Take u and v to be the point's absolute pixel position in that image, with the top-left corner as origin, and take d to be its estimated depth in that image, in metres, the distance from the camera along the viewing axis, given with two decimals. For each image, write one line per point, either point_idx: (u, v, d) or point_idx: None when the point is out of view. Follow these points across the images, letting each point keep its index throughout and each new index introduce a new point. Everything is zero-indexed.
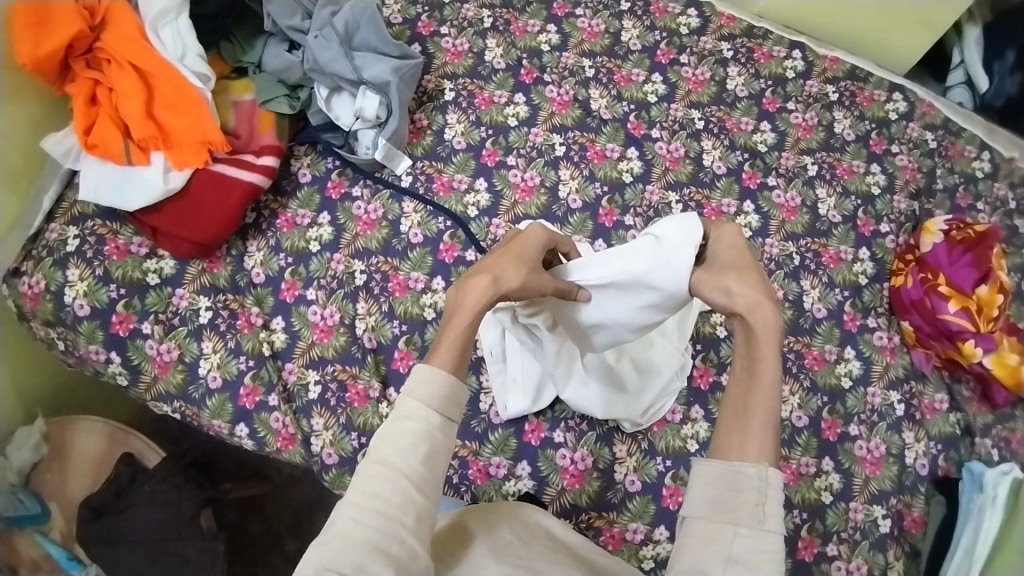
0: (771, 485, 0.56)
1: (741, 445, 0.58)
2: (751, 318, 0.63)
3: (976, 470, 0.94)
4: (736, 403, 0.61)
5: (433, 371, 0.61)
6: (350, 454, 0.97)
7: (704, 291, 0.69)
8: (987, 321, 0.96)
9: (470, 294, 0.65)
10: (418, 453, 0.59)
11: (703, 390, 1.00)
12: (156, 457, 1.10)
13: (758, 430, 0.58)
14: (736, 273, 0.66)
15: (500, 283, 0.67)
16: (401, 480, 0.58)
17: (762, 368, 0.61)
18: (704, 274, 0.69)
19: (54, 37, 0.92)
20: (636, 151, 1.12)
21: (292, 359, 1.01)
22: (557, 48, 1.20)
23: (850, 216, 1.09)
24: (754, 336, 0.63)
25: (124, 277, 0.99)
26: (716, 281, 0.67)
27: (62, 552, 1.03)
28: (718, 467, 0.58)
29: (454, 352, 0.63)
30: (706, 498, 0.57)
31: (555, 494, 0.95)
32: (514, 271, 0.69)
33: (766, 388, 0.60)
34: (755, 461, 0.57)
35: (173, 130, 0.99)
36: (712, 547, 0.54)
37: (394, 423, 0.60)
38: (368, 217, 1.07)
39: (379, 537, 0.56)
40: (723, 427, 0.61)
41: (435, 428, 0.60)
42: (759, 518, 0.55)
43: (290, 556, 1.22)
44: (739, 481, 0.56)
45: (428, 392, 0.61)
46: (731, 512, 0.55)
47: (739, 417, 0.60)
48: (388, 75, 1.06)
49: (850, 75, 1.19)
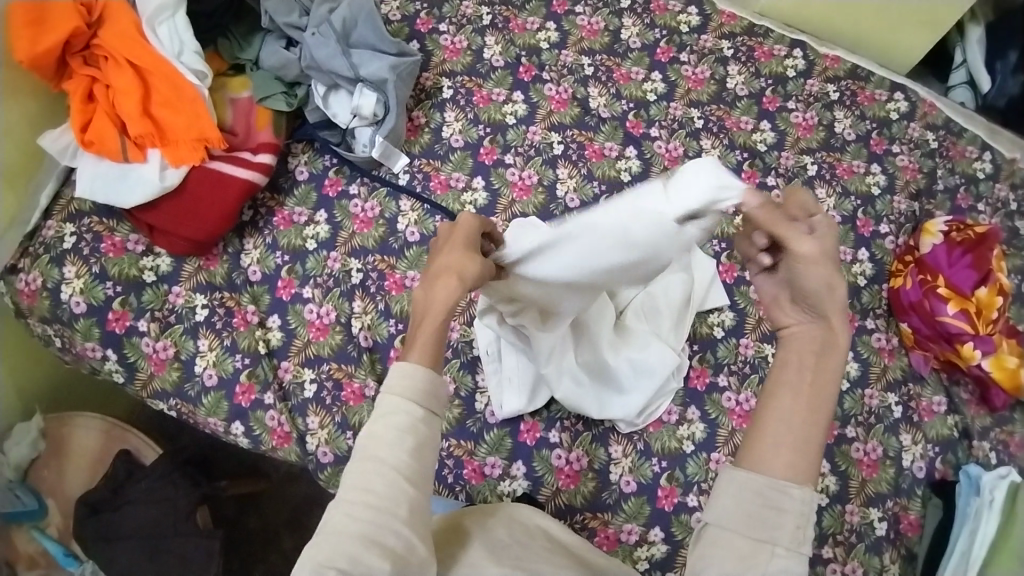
0: (810, 507, 0.55)
1: (794, 462, 0.56)
2: (837, 334, 0.60)
3: (974, 473, 0.93)
4: (795, 413, 0.58)
5: (410, 366, 0.60)
6: (345, 453, 0.97)
7: (811, 270, 0.59)
8: (986, 324, 0.96)
9: (439, 295, 0.64)
10: (404, 444, 0.58)
11: (699, 391, 1.00)
12: (153, 455, 1.10)
13: (810, 451, 0.57)
14: (842, 281, 0.61)
15: (466, 278, 0.65)
16: (390, 473, 0.57)
17: (831, 389, 0.59)
18: (824, 252, 0.60)
19: (51, 35, 0.92)
20: (635, 150, 1.11)
21: (288, 358, 1.00)
22: (556, 46, 1.19)
23: (849, 217, 1.08)
24: (832, 350, 0.60)
25: (120, 275, 0.99)
26: (833, 274, 0.60)
27: (58, 549, 1.04)
28: (762, 480, 0.55)
29: (432, 349, 0.62)
30: (740, 511, 0.55)
31: (550, 494, 0.96)
32: (475, 260, 0.66)
33: (828, 408, 0.58)
34: (800, 482, 0.55)
35: (170, 127, 0.98)
36: (745, 564, 0.53)
37: (377, 419, 0.59)
38: (364, 216, 1.07)
39: (373, 531, 0.56)
40: (775, 423, 0.58)
41: (419, 420, 0.59)
42: (798, 541, 0.53)
43: (287, 553, 1.22)
44: (781, 501, 0.54)
45: (404, 385, 0.60)
46: (769, 531, 0.54)
47: (795, 430, 0.57)
48: (386, 73, 1.06)
49: (852, 74, 1.18)
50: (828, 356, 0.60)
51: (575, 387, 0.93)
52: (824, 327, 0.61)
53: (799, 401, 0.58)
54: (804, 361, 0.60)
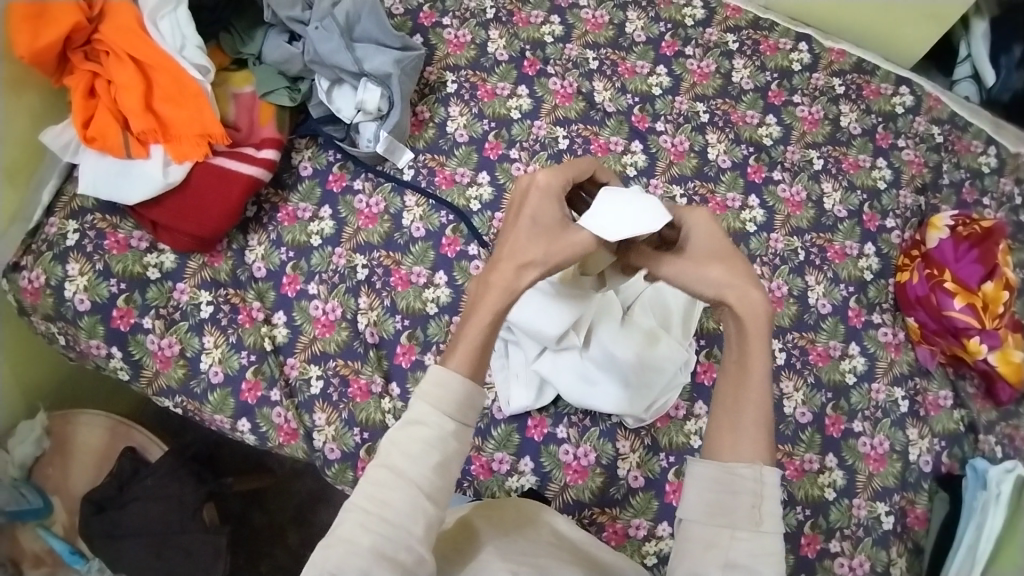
0: (765, 484, 0.58)
1: (735, 445, 0.60)
2: (741, 310, 0.62)
3: (980, 467, 0.94)
4: (725, 400, 0.62)
5: (451, 376, 0.61)
6: (353, 449, 0.96)
7: (681, 283, 0.65)
8: (993, 318, 0.96)
9: (491, 293, 0.63)
10: (429, 460, 0.59)
11: (706, 385, 1.00)
12: (159, 453, 1.09)
13: (749, 429, 0.60)
14: (721, 263, 0.64)
15: (516, 285, 0.63)
16: (411, 489, 0.58)
17: (754, 363, 0.62)
18: (680, 259, 0.66)
19: (52, 30, 0.91)
20: (640, 145, 1.11)
21: (294, 354, 1.00)
22: (561, 40, 1.18)
23: (855, 211, 1.08)
24: (743, 326, 0.62)
25: (124, 272, 0.98)
26: (697, 270, 0.65)
27: (64, 546, 1.04)
28: (711, 468, 0.59)
29: (471, 357, 0.62)
30: (703, 501, 0.59)
31: (558, 489, 0.95)
32: (538, 259, 0.64)
33: (756, 381, 0.62)
34: (749, 462, 0.59)
35: (173, 122, 0.97)
36: (710, 551, 0.56)
37: (406, 429, 0.60)
38: (370, 211, 1.06)
39: (388, 546, 0.57)
40: (714, 421, 0.62)
41: (449, 435, 0.60)
42: (756, 520, 0.57)
43: (292, 549, 1.22)
44: (734, 483, 0.58)
45: (441, 397, 0.60)
46: (729, 515, 0.57)
47: (730, 415, 0.61)
48: (389, 67, 1.05)
49: (858, 68, 1.18)
50: (743, 332, 0.62)
51: (583, 384, 0.94)
52: (728, 309, 0.63)
53: (726, 387, 0.63)
54: (727, 349, 0.64)
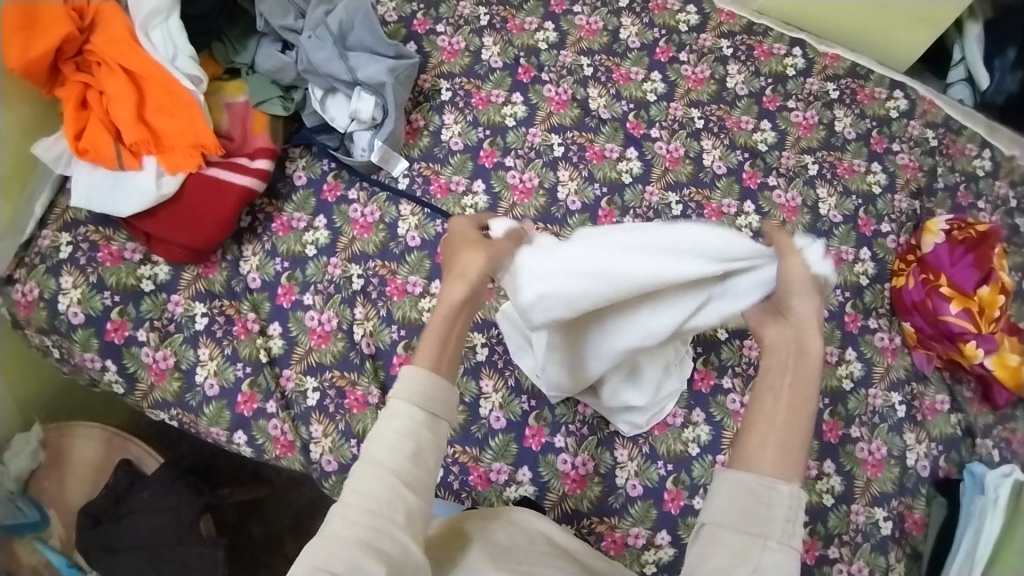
0: (800, 503, 0.59)
1: (776, 462, 0.61)
2: (810, 341, 0.67)
3: (977, 472, 0.94)
4: (777, 416, 0.64)
5: (414, 369, 0.64)
6: (350, 461, 0.96)
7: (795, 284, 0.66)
8: (989, 322, 0.96)
9: (450, 293, 0.70)
10: (404, 448, 0.60)
11: (704, 393, 0.99)
12: (155, 464, 1.08)
13: (793, 449, 0.62)
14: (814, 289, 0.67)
15: (468, 276, 0.70)
16: (388, 476, 0.59)
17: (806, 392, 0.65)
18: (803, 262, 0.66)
19: (43, 41, 0.90)
20: (635, 151, 1.10)
21: (290, 366, 0.99)
22: (555, 46, 1.18)
23: (851, 216, 1.08)
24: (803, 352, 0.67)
25: (118, 285, 0.98)
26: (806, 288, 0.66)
27: (61, 560, 1.03)
28: (752, 477, 0.60)
29: (433, 351, 0.66)
30: (732, 509, 0.59)
31: (557, 499, 0.95)
32: (473, 255, 0.71)
33: (807, 404, 0.65)
34: (786, 479, 0.60)
35: (166, 133, 0.97)
36: (738, 558, 0.57)
37: (380, 425, 0.62)
38: (364, 221, 1.06)
39: (371, 535, 0.57)
40: (763, 434, 0.63)
41: (419, 424, 0.62)
42: (789, 534, 0.57)
43: (290, 559, 1.21)
44: (771, 497, 0.59)
45: (408, 390, 0.63)
46: (762, 526, 0.57)
47: (780, 433, 0.63)
48: (384, 76, 1.04)
49: (851, 73, 1.18)
50: (803, 360, 0.66)
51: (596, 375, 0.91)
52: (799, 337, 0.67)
53: (779, 403, 0.65)
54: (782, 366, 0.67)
